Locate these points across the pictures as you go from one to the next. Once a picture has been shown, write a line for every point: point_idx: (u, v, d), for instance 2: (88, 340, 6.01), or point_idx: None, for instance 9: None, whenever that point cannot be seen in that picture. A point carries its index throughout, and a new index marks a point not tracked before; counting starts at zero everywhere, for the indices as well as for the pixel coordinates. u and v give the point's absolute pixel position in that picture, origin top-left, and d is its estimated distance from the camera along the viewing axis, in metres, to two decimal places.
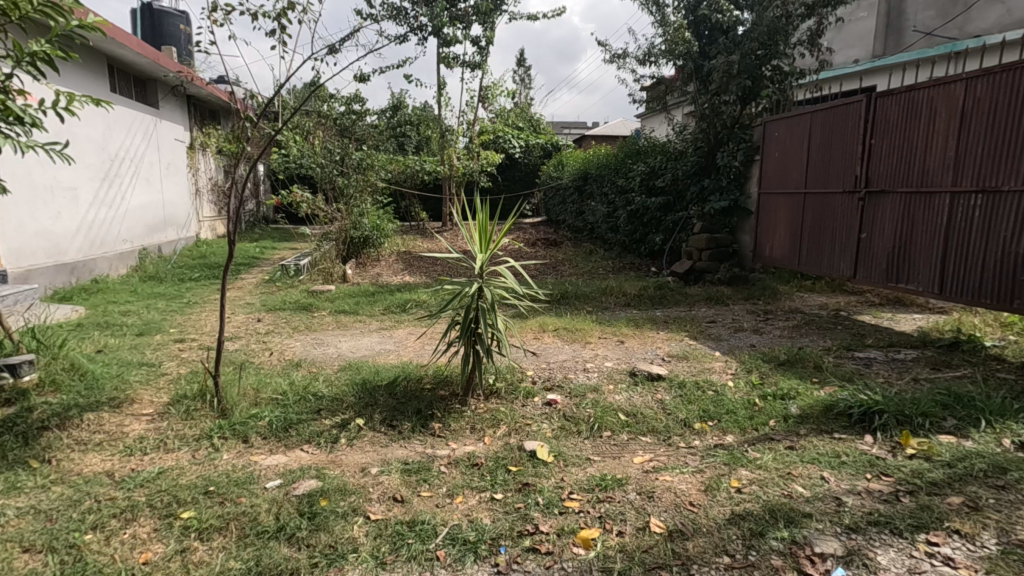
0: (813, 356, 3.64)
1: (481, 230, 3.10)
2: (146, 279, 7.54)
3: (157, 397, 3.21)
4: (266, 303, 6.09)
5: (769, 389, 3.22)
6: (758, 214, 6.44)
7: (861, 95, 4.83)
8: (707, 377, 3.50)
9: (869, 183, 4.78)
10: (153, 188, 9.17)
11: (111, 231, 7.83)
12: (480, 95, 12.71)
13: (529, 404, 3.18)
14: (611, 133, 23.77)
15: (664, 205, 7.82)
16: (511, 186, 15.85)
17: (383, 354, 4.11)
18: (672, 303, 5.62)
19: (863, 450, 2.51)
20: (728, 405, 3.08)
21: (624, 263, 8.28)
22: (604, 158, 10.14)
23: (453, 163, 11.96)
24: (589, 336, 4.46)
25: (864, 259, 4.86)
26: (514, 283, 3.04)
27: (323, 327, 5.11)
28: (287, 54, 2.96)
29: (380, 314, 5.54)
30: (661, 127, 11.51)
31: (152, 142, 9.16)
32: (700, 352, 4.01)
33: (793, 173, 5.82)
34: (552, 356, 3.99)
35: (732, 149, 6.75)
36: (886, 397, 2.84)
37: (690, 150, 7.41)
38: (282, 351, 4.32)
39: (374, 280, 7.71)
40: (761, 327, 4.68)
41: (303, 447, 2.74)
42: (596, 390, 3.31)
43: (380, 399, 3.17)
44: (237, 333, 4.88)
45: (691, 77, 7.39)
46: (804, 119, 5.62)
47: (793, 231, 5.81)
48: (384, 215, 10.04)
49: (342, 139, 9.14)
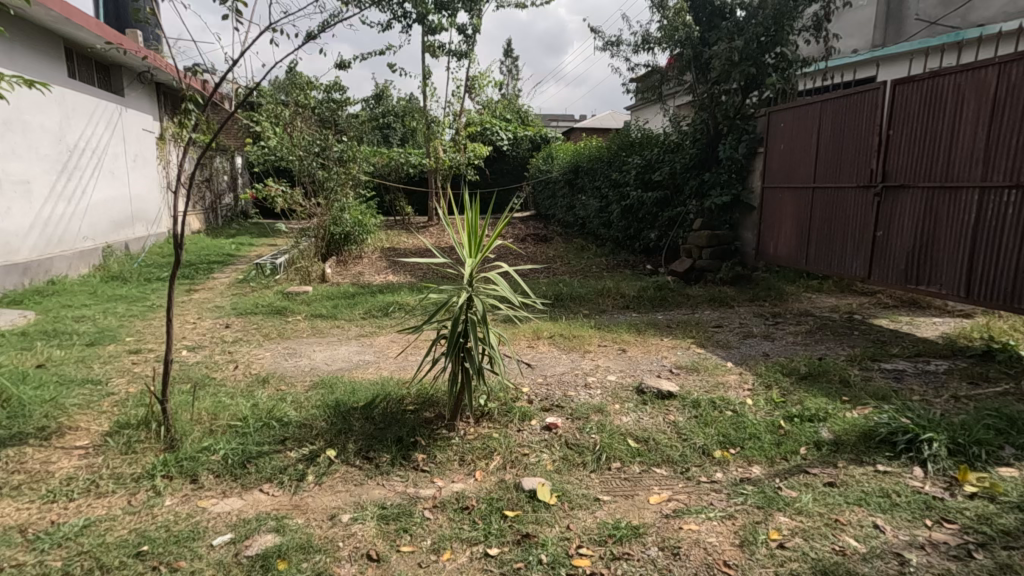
0: (838, 368, 3.30)
1: (471, 230, 2.72)
2: (109, 280, 7.02)
3: (96, 425, 2.77)
4: (236, 306, 5.64)
5: (794, 408, 2.88)
6: (762, 210, 6.10)
7: (879, 83, 4.49)
8: (722, 393, 3.15)
9: (886, 178, 4.46)
10: (119, 182, 8.62)
11: (71, 227, 7.29)
12: (466, 85, 12.26)
13: (526, 428, 2.79)
14: (599, 125, 23.51)
15: (661, 199, 7.47)
16: (499, 179, 15.43)
17: (361, 367, 3.70)
18: (673, 306, 5.27)
19: (915, 488, 2.16)
20: (749, 428, 2.72)
21: (619, 260, 7.93)
22: (596, 150, 9.78)
23: (439, 155, 11.50)
24: (587, 344, 4.09)
25: (879, 259, 4.54)
26: (508, 291, 2.65)
27: (297, 334, 4.68)
28: (242, 25, 2.51)
29: (360, 318, 5.12)
30: (655, 119, 11.11)
31: (117, 132, 8.60)
32: (711, 363, 3.65)
33: (800, 166, 5.48)
34: (548, 369, 3.61)
35: (734, 141, 6.38)
36: (932, 421, 2.50)
37: (688, 142, 7.04)
38: (249, 363, 3.90)
39: (355, 279, 7.29)
40: (772, 332, 4.35)
41: (263, 487, 2.34)
42: (601, 410, 2.94)
43: (356, 425, 2.77)
44: (201, 342, 4.43)
45: (689, 65, 7.00)
46: (813, 108, 5.28)
47: (800, 228, 5.49)
48: (366, 210, 9.58)
49: (322, 129, 8.66)
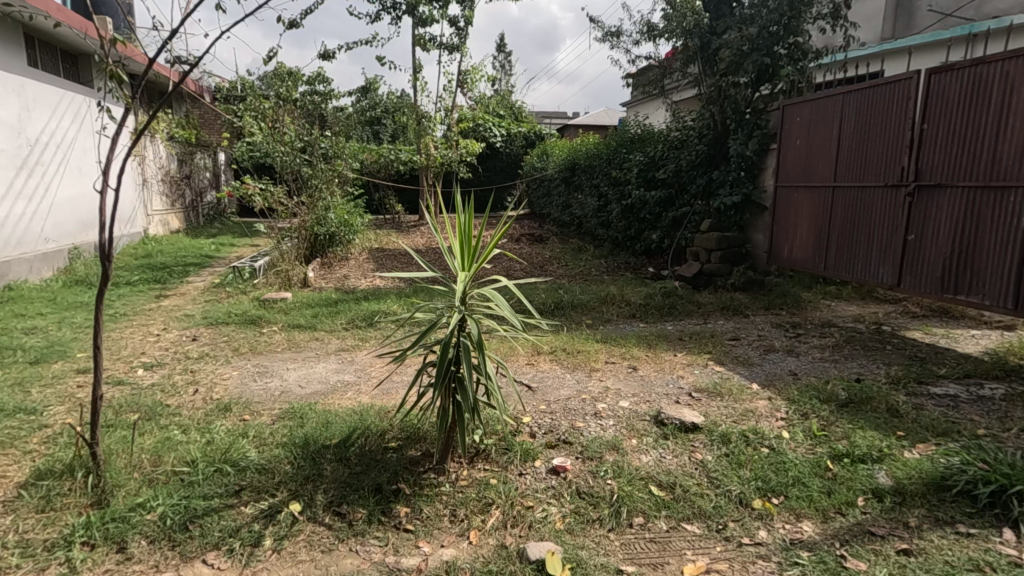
0: (881, 391, 2.90)
1: (463, 237, 2.29)
2: (73, 285, 6.51)
3: (13, 473, 2.32)
4: (207, 315, 5.17)
5: (840, 445, 2.48)
6: (774, 211, 5.70)
7: (912, 72, 4.08)
8: (753, 424, 2.74)
9: (919, 177, 4.06)
10: (87, 178, 8.08)
11: (33, 228, 6.77)
12: (458, 79, 11.80)
13: (529, 472, 2.37)
14: (595, 122, 23.23)
15: (665, 199, 7.06)
16: (492, 176, 14.97)
17: (338, 392, 3.25)
18: (683, 315, 4.86)
19: (1010, 558, 1.77)
20: (792, 471, 2.31)
21: (619, 263, 7.52)
22: (594, 147, 9.36)
23: (430, 152, 11.00)
24: (594, 361, 3.67)
25: (910, 266, 4.15)
26: (508, 311, 2.20)
27: (270, 348, 4.22)
28: None
29: (341, 330, 4.65)
30: (655, 114, 10.90)
31: (86, 126, 8.08)
32: (734, 385, 3.24)
33: (819, 163, 5.08)
34: (551, 393, 3.18)
35: (744, 137, 5.97)
36: (1016, 467, 2.09)
37: (694, 138, 6.63)
38: (212, 384, 3.43)
39: (340, 284, 6.83)
40: (795, 347, 3.95)
41: (208, 558, 1.89)
42: (616, 448, 2.52)
43: (327, 469, 2.33)
44: (161, 358, 3.95)
45: (694, 56, 6.58)
46: (834, 101, 4.87)
47: (818, 231, 5.10)
48: (352, 209, 9.11)
49: (306, 124, 8.20)
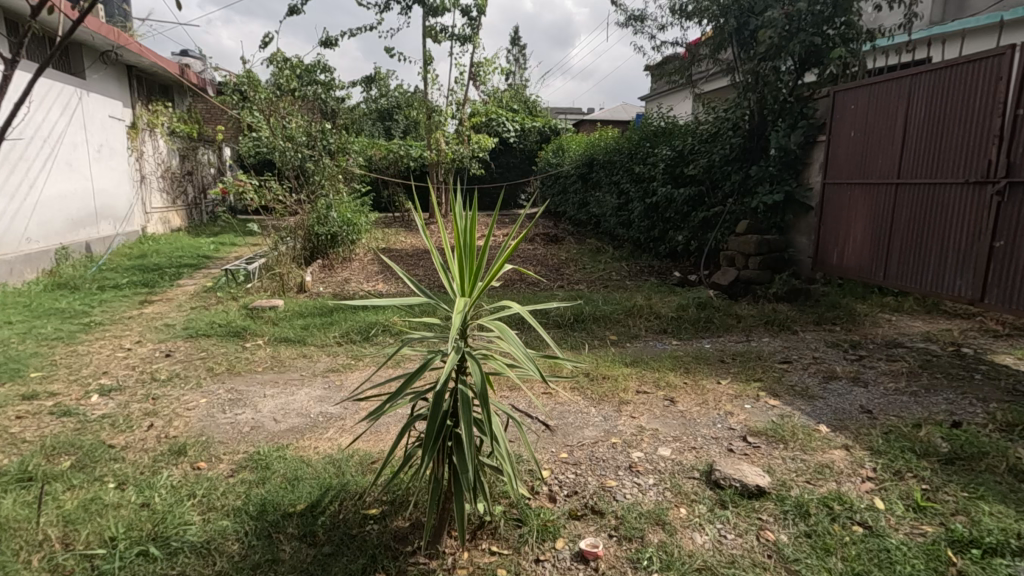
0: (995, 444, 2.29)
1: (464, 238, 1.78)
2: (55, 289, 6.05)
3: None
4: (189, 324, 4.67)
5: (961, 525, 1.88)
6: (821, 211, 5.05)
7: (1005, 47, 3.40)
8: (833, 486, 2.15)
9: (1011, 173, 3.40)
10: (78, 175, 7.64)
11: (13, 227, 6.29)
12: (470, 72, 11.24)
13: (548, 558, 1.82)
14: (612, 117, 22.64)
15: (693, 197, 6.45)
16: (504, 173, 14.39)
17: (317, 430, 2.72)
18: (721, 330, 4.25)
19: None
20: (902, 567, 1.71)
21: (642, 267, 6.93)
22: (613, 141, 8.73)
23: (440, 148, 10.46)
24: (622, 392, 3.10)
25: (997, 276, 3.51)
26: (519, 351, 1.64)
27: (250, 368, 3.69)
28: None
29: (334, 346, 4.11)
30: (681, 104, 10.26)
31: (77, 119, 7.65)
32: (797, 427, 2.64)
33: (879, 156, 4.42)
34: (573, 435, 2.62)
35: (788, 127, 5.28)
36: None
37: (728, 130, 5.98)
38: (172, 416, 2.90)
39: (339, 290, 6.32)
40: (861, 374, 3.33)
41: None
42: (661, 524, 1.95)
43: (285, 553, 1.79)
44: (123, 381, 3.43)
45: (729, 40, 5.93)
46: (900, 83, 4.19)
47: (877, 234, 4.45)
48: (358, 208, 8.59)
49: (307, 116, 7.68)
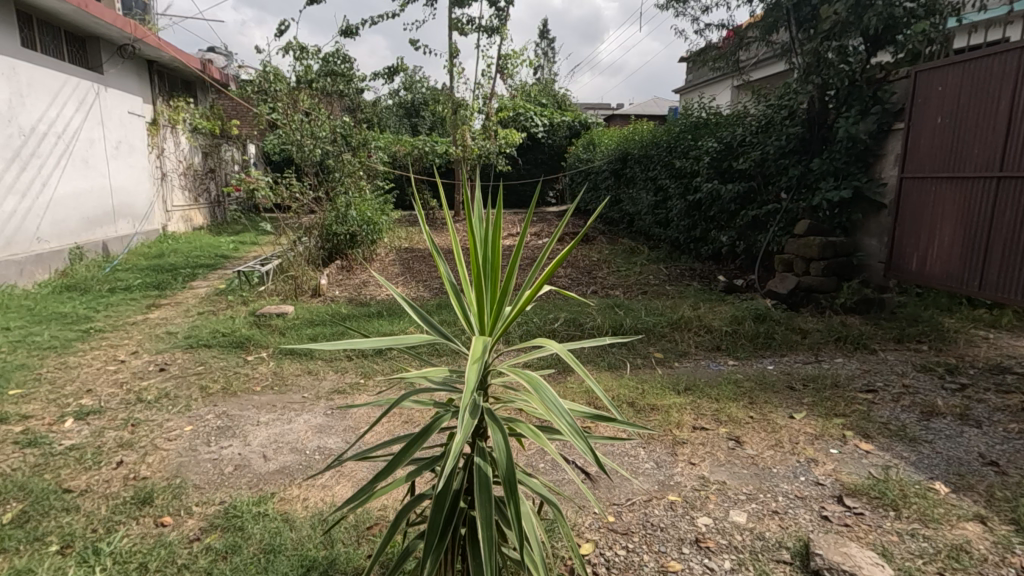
0: None
1: (483, 251, 1.30)
2: (64, 291, 5.81)
3: None
4: (191, 332, 4.31)
5: None
6: (897, 210, 4.40)
7: None
8: None
9: None
10: (95, 172, 7.44)
11: (25, 227, 6.08)
12: (497, 64, 10.75)
13: None
14: (644, 112, 21.93)
15: (743, 194, 5.82)
16: (533, 169, 13.88)
17: (309, 474, 2.28)
18: (784, 348, 3.68)
19: None
20: None
21: (684, 270, 6.34)
22: (650, 134, 8.13)
23: (466, 143, 10.00)
24: (677, 429, 2.57)
25: None
26: (559, 416, 1.12)
27: (248, 387, 3.27)
28: None
29: (343, 361, 3.69)
30: (723, 94, 9.58)
31: (94, 115, 7.44)
32: (907, 484, 2.08)
33: (973, 145, 3.75)
34: (621, 489, 2.11)
35: (858, 114, 4.63)
36: None
37: (783, 118, 5.33)
38: (148, 450, 2.49)
39: (356, 294, 5.92)
40: (970, 409, 2.72)
41: None
42: None
43: None
44: (106, 402, 3.05)
45: (784, 19, 5.29)
46: (1005, 58, 3.51)
47: (971, 238, 3.79)
48: (380, 206, 8.20)
49: (325, 108, 7.29)
